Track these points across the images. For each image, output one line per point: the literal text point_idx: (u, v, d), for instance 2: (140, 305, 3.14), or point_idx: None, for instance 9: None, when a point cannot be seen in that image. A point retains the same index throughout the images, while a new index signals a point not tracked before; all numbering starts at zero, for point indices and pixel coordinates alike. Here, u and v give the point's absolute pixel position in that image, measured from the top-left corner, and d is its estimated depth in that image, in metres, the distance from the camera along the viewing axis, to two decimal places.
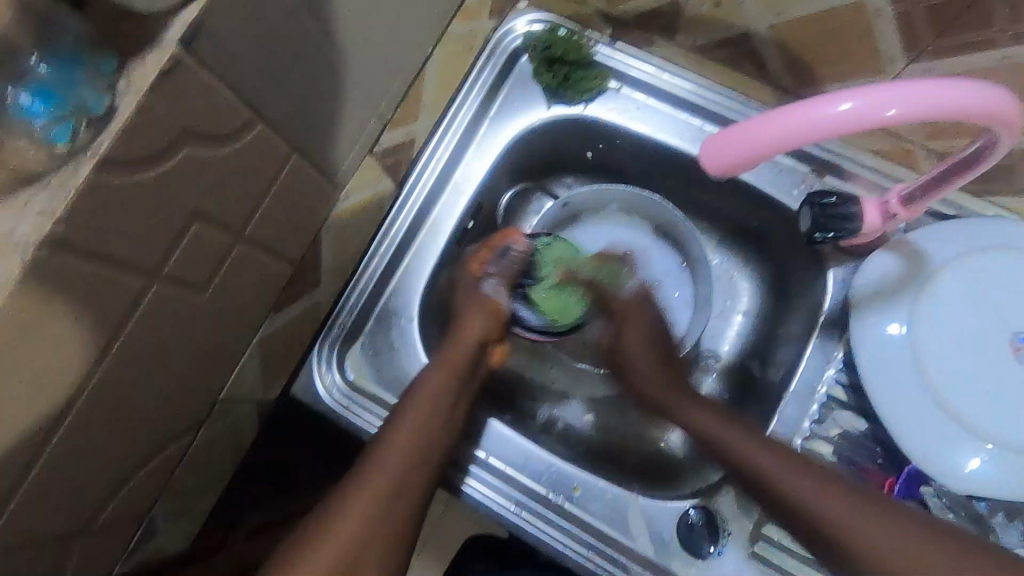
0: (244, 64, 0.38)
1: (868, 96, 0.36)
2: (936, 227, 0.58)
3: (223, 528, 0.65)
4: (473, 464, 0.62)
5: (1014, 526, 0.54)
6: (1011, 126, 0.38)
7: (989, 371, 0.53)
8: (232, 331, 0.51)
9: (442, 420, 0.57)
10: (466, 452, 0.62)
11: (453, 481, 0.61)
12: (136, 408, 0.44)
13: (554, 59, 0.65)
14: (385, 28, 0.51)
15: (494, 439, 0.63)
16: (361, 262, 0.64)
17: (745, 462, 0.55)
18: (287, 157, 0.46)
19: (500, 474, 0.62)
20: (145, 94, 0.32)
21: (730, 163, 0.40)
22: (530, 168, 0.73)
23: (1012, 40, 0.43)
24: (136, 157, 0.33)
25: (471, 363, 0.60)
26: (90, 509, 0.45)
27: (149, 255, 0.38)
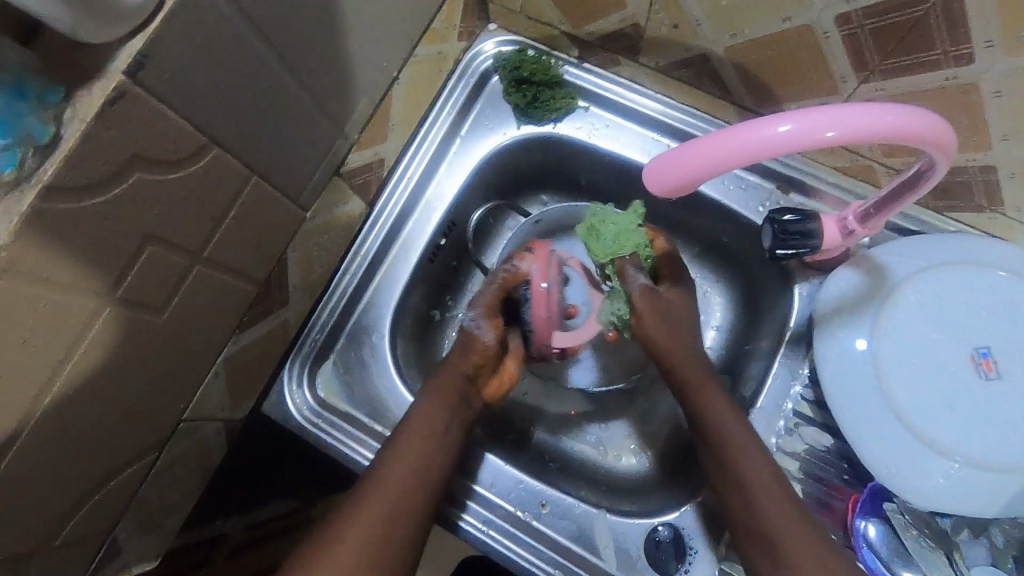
0: (196, 91, 0.39)
1: (806, 120, 0.36)
2: (898, 243, 0.58)
3: (205, 543, 0.62)
4: (467, 497, 0.62)
5: (980, 542, 0.54)
6: (945, 148, 0.38)
7: (950, 387, 0.53)
8: (194, 350, 0.51)
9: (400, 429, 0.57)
10: (462, 486, 0.62)
11: (447, 516, 0.60)
12: (94, 428, 0.45)
13: (522, 79, 0.66)
14: (346, 52, 0.52)
15: (489, 472, 0.63)
16: (333, 281, 0.65)
17: (732, 468, 0.54)
18: (246, 179, 0.47)
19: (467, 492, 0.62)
20: (91, 122, 0.33)
21: (677, 182, 0.40)
22: (503, 185, 0.74)
23: (954, 62, 0.45)
24: (85, 182, 0.34)
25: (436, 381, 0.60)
26: (48, 529, 0.46)
27: (102, 277, 0.39)
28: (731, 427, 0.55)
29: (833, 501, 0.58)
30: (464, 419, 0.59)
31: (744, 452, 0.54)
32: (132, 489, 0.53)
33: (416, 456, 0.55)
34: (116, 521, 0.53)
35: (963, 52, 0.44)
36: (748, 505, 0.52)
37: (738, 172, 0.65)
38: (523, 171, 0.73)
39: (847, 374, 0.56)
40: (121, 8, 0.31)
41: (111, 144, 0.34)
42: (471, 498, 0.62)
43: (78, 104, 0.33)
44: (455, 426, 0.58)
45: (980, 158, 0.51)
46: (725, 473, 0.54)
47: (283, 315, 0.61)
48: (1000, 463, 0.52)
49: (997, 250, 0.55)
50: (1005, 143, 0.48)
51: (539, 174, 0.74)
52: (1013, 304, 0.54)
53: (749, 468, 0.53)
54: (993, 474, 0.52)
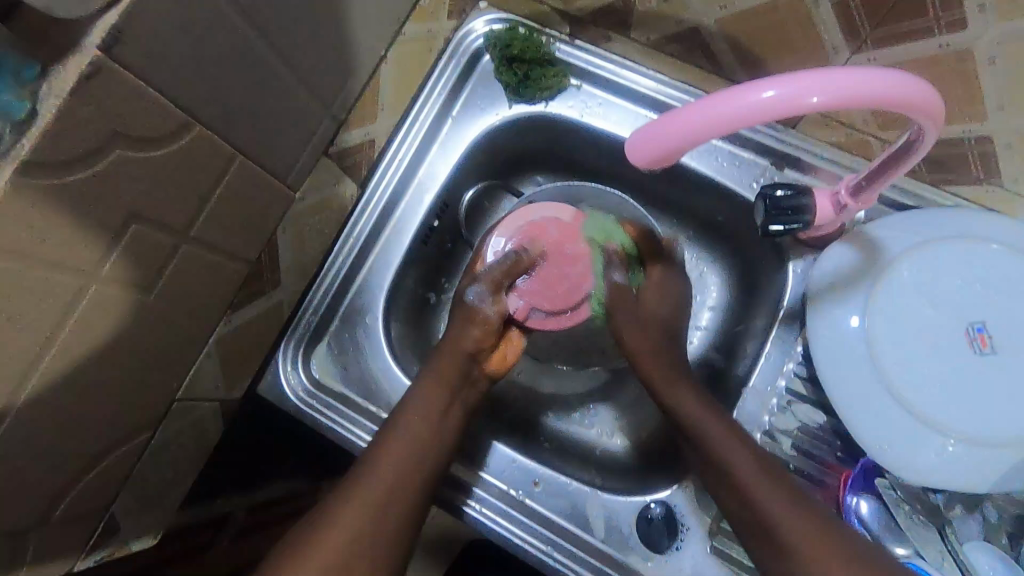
0: (176, 68, 0.39)
1: (790, 84, 0.35)
2: (893, 218, 0.57)
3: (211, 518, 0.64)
4: (481, 489, 0.62)
5: (972, 518, 0.54)
6: (933, 115, 0.38)
7: (944, 361, 0.53)
8: (186, 328, 0.52)
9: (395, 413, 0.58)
10: (473, 476, 0.62)
11: (451, 500, 0.61)
12: (87, 406, 0.46)
13: (513, 57, 0.64)
14: (331, 29, 0.51)
15: (496, 461, 0.63)
16: (325, 262, 0.64)
17: (724, 468, 0.54)
18: (231, 157, 0.47)
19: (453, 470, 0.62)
20: (66, 98, 0.33)
21: (660, 153, 0.39)
22: (497, 165, 0.73)
23: (947, 28, 0.46)
24: (64, 160, 0.35)
25: (434, 361, 0.61)
26: (45, 503, 0.47)
27: (87, 255, 0.39)
28: (717, 431, 0.55)
29: (826, 478, 0.58)
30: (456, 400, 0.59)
31: (730, 445, 0.54)
32: (128, 467, 0.54)
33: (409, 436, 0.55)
34: (112, 501, 0.54)
35: (955, 19, 0.46)
36: (743, 500, 0.52)
37: (731, 149, 0.64)
38: (517, 151, 0.72)
39: (839, 351, 0.56)
40: None
41: (87, 120, 0.35)
42: (463, 475, 0.62)
43: (54, 79, 0.33)
44: (448, 404, 0.58)
45: (977, 128, 0.50)
46: (721, 475, 0.54)
47: (276, 296, 0.61)
48: (995, 439, 0.51)
49: (993, 223, 0.54)
50: (1000, 113, 0.49)
51: (531, 155, 0.73)
52: (1009, 279, 0.53)
53: (737, 466, 0.53)
54: (986, 450, 0.51)
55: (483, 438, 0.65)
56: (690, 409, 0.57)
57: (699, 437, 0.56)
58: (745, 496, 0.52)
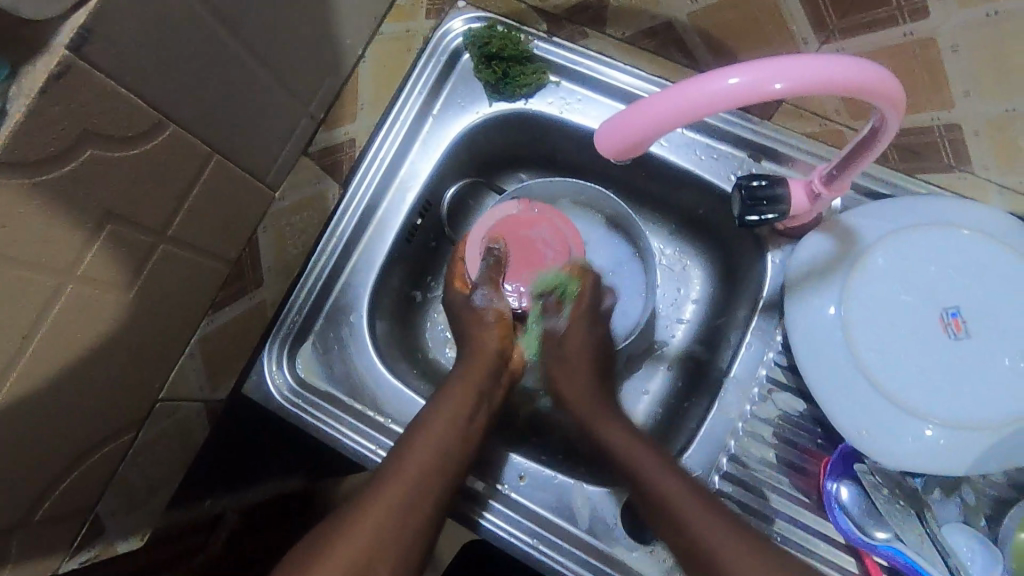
0: (148, 68, 0.39)
1: (752, 71, 0.35)
2: (867, 206, 0.58)
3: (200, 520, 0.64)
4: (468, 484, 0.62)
5: (951, 501, 0.55)
6: (895, 101, 0.38)
7: (919, 347, 0.54)
8: (167, 328, 0.53)
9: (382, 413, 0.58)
10: None
11: (459, 508, 0.61)
12: (67, 406, 0.46)
13: (491, 55, 0.65)
14: (307, 29, 0.52)
15: (483, 457, 0.64)
16: (307, 263, 0.64)
17: (650, 487, 0.56)
18: (209, 156, 0.47)
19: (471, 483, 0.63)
20: (35, 96, 0.33)
21: (628, 143, 0.39)
22: (479, 162, 0.73)
23: (911, 15, 0.47)
24: (35, 159, 0.35)
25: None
26: (27, 504, 0.47)
27: (62, 255, 0.40)
28: (646, 459, 0.57)
29: (807, 465, 0.58)
30: (440, 396, 0.60)
31: (659, 471, 0.56)
32: (112, 467, 0.54)
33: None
34: (98, 500, 0.54)
35: (917, 7, 0.47)
36: (673, 521, 0.53)
37: (709, 142, 0.65)
38: (499, 149, 0.73)
39: (816, 338, 0.56)
40: None
41: (58, 119, 0.35)
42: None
43: (24, 80, 0.34)
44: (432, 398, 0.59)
45: (946, 115, 0.51)
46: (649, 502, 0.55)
47: (259, 295, 0.61)
48: (971, 422, 0.52)
49: (964, 209, 0.55)
50: (967, 98, 0.49)
51: (513, 152, 0.74)
52: (982, 264, 0.54)
53: (666, 488, 0.55)
54: (963, 433, 0.52)
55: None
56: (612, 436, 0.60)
57: (626, 467, 0.58)
58: (670, 510, 0.54)
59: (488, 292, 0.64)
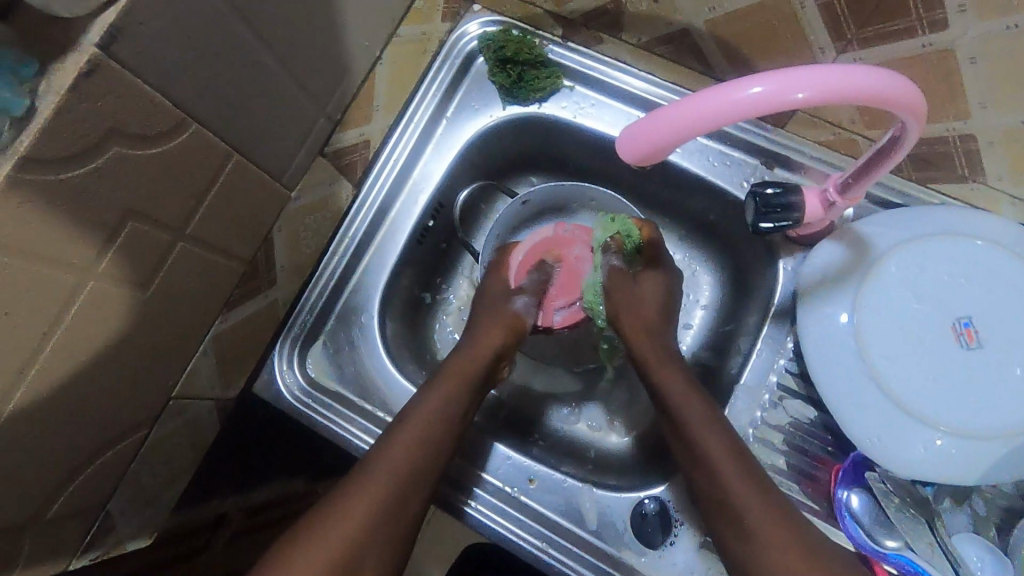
0: (172, 68, 0.39)
1: (776, 80, 0.36)
2: (880, 215, 0.58)
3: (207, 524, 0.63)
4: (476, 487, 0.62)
5: (961, 510, 0.55)
6: (916, 111, 0.38)
7: (932, 356, 0.54)
8: (181, 325, 0.53)
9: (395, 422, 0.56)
10: (470, 474, 0.63)
11: (459, 505, 0.61)
12: (83, 403, 0.46)
13: (507, 59, 0.65)
14: (326, 29, 0.52)
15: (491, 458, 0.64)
16: (322, 260, 0.64)
17: (701, 446, 0.53)
18: (228, 155, 0.47)
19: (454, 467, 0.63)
20: (65, 93, 0.33)
21: (649, 150, 0.40)
22: (491, 165, 0.73)
23: (930, 26, 0.48)
24: (61, 156, 0.35)
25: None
26: (40, 499, 0.47)
27: (84, 251, 0.40)
28: (701, 417, 0.55)
29: (817, 472, 0.59)
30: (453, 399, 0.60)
31: (706, 429, 0.54)
32: (126, 461, 0.55)
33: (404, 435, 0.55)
34: (110, 495, 0.55)
35: (937, 17, 0.47)
36: (713, 475, 0.52)
37: (722, 148, 0.65)
38: (511, 152, 0.73)
39: (828, 346, 0.56)
40: None
41: (84, 117, 0.35)
42: (463, 474, 0.62)
43: (53, 77, 0.34)
44: (447, 402, 0.59)
45: (961, 126, 0.51)
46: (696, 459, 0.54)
47: (272, 294, 0.62)
48: (982, 432, 0.52)
49: (978, 221, 0.55)
50: (983, 110, 0.50)
51: (524, 155, 0.74)
52: (996, 274, 0.54)
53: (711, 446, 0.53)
54: (975, 442, 0.52)
55: (479, 437, 0.65)
56: (671, 394, 0.57)
57: (678, 425, 0.55)
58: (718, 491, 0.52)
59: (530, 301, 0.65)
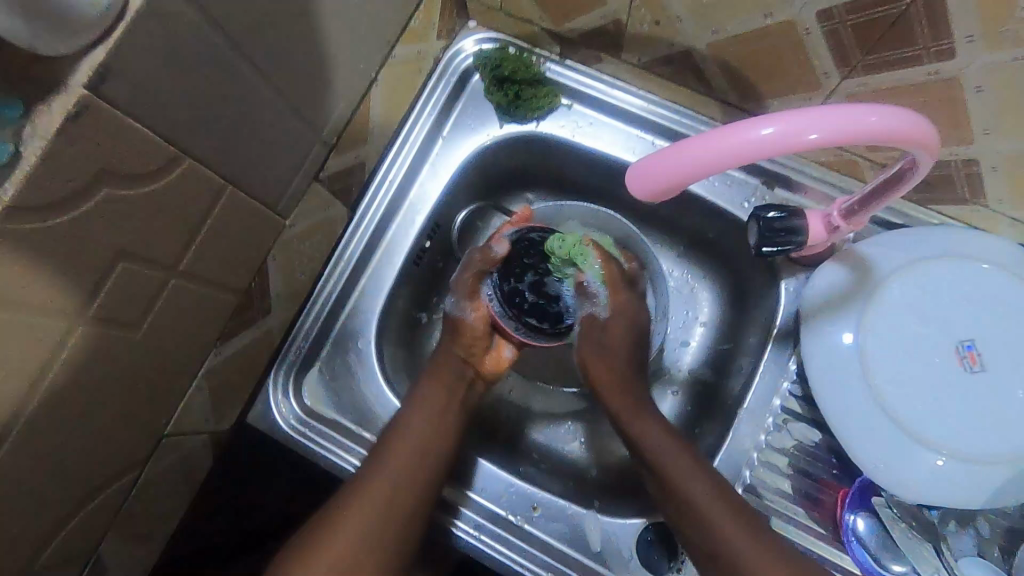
0: (165, 102, 0.37)
1: (791, 120, 0.35)
2: (883, 237, 0.58)
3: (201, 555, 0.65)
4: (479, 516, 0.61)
5: (965, 533, 0.55)
6: (928, 146, 0.38)
7: (936, 380, 0.54)
8: (174, 361, 0.51)
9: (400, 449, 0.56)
10: (474, 502, 0.62)
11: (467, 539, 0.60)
12: (72, 451, 0.44)
13: (504, 78, 0.64)
14: (321, 53, 0.50)
15: (494, 485, 0.63)
16: (315, 288, 0.63)
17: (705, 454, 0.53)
18: (222, 187, 0.46)
19: (444, 493, 0.62)
20: (51, 138, 0.32)
21: (660, 187, 0.39)
22: (488, 184, 0.72)
23: (937, 56, 0.44)
24: (48, 202, 0.33)
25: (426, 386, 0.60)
26: (29, 551, 0.45)
27: (73, 296, 0.38)
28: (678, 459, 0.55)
29: (822, 495, 0.58)
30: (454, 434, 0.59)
31: (687, 477, 0.54)
32: (116, 506, 0.52)
33: (420, 466, 0.55)
34: (98, 544, 0.52)
35: (943, 47, 0.44)
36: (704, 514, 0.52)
37: (722, 169, 0.64)
38: (508, 171, 0.72)
39: (832, 369, 0.56)
40: (83, 18, 0.30)
41: (72, 160, 0.33)
42: (449, 495, 0.62)
43: (39, 118, 0.32)
44: None
45: (963, 151, 0.51)
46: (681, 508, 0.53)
47: (266, 323, 0.59)
48: (988, 456, 0.52)
49: (979, 243, 0.56)
50: (988, 136, 0.48)
51: (520, 174, 0.72)
52: (998, 296, 0.54)
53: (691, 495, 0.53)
54: (979, 465, 0.52)
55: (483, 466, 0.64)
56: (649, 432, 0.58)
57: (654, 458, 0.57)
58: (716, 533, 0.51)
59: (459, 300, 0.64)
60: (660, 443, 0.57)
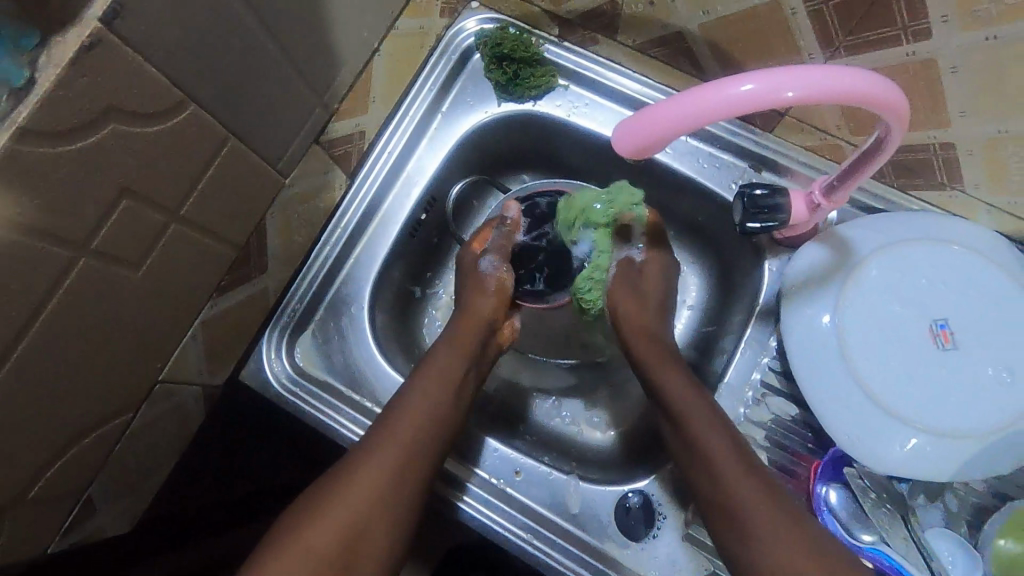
0: (173, 46, 0.39)
1: (768, 78, 0.37)
2: (864, 220, 0.59)
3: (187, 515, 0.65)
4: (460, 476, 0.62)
5: (934, 506, 0.57)
6: (899, 114, 0.40)
7: (909, 357, 0.56)
8: (171, 308, 0.52)
9: (393, 409, 0.56)
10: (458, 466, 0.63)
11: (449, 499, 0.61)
12: (69, 383, 0.46)
13: (503, 56, 0.66)
14: (325, 16, 0.52)
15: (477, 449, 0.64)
16: (311, 252, 0.64)
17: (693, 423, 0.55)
18: (225, 138, 0.47)
19: (447, 465, 0.63)
20: (65, 67, 0.33)
21: (642, 143, 0.40)
22: (484, 161, 0.74)
23: (914, 37, 0.49)
24: (59, 131, 0.35)
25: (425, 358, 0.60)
26: (23, 481, 0.47)
27: (78, 228, 0.40)
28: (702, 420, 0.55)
29: (797, 468, 0.60)
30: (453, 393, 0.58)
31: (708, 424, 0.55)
32: (108, 447, 0.54)
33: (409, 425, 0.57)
34: (90, 482, 0.54)
35: (921, 27, 0.48)
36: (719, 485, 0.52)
37: (712, 151, 0.66)
38: (504, 150, 0.73)
39: (810, 345, 0.58)
40: None
41: (84, 91, 0.35)
42: (455, 469, 0.62)
43: (54, 50, 0.33)
44: (450, 391, 0.58)
45: (941, 135, 0.53)
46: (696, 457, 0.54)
47: (261, 282, 0.61)
48: (957, 430, 0.54)
49: (957, 227, 0.57)
50: (963, 118, 0.51)
51: (516, 153, 0.74)
52: (972, 277, 0.56)
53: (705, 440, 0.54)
54: (948, 440, 0.54)
55: (474, 435, 0.65)
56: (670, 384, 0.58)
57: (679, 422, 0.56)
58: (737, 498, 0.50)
59: (495, 260, 0.66)
60: (676, 403, 0.57)
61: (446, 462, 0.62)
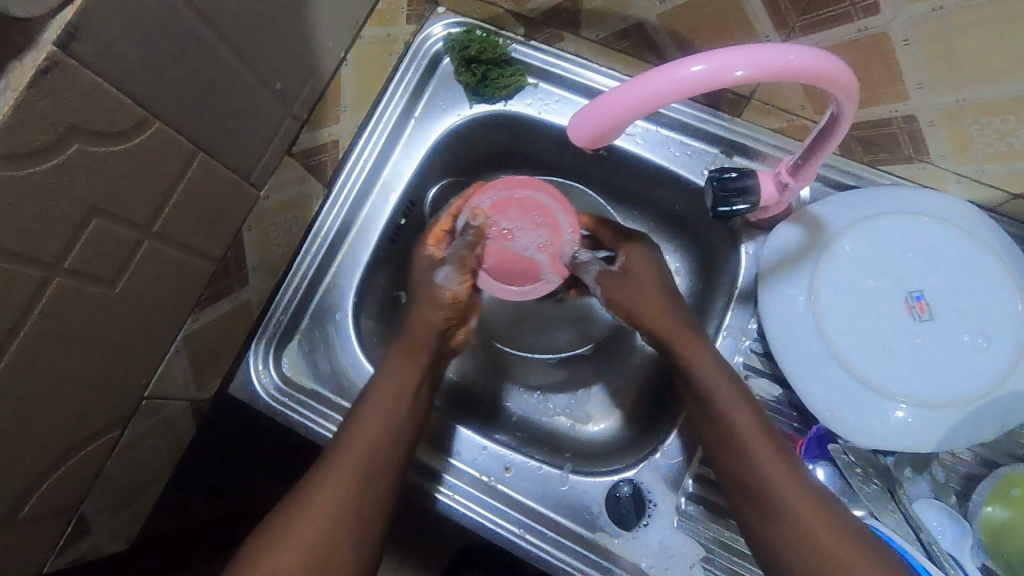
0: (135, 67, 0.40)
1: (716, 59, 0.37)
2: (835, 197, 0.60)
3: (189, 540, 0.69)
4: (450, 475, 0.63)
5: (922, 479, 0.57)
6: (848, 88, 0.41)
7: (887, 330, 0.56)
8: (152, 322, 0.53)
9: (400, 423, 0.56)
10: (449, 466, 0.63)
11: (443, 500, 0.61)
12: (51, 400, 0.47)
13: (471, 58, 0.67)
14: (288, 29, 0.53)
15: (469, 448, 0.64)
16: (294, 262, 0.66)
17: None
18: (193, 153, 0.48)
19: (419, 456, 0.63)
20: (23, 91, 0.34)
21: (598, 130, 0.41)
22: (460, 163, 0.74)
23: (864, 12, 0.49)
24: (23, 153, 0.36)
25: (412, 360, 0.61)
26: (13, 499, 0.48)
27: (49, 247, 0.41)
28: None
29: None
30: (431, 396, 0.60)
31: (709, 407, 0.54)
32: (98, 465, 0.55)
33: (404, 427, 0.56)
34: (83, 499, 0.54)
35: (868, 4, 0.48)
36: None
37: (683, 140, 0.67)
38: (481, 151, 0.74)
39: (789, 324, 0.58)
40: None
41: (46, 113, 0.36)
42: (430, 462, 0.63)
43: (11, 74, 0.35)
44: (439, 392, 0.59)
45: (901, 107, 0.54)
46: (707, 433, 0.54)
47: (244, 294, 0.61)
48: (940, 399, 0.54)
49: (927, 199, 0.58)
50: (921, 91, 0.52)
51: (493, 154, 0.75)
52: (946, 248, 0.56)
53: None
54: (933, 411, 0.54)
55: (478, 441, 0.65)
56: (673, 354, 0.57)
57: None
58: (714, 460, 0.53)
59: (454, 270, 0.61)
60: None
61: (420, 454, 0.63)
